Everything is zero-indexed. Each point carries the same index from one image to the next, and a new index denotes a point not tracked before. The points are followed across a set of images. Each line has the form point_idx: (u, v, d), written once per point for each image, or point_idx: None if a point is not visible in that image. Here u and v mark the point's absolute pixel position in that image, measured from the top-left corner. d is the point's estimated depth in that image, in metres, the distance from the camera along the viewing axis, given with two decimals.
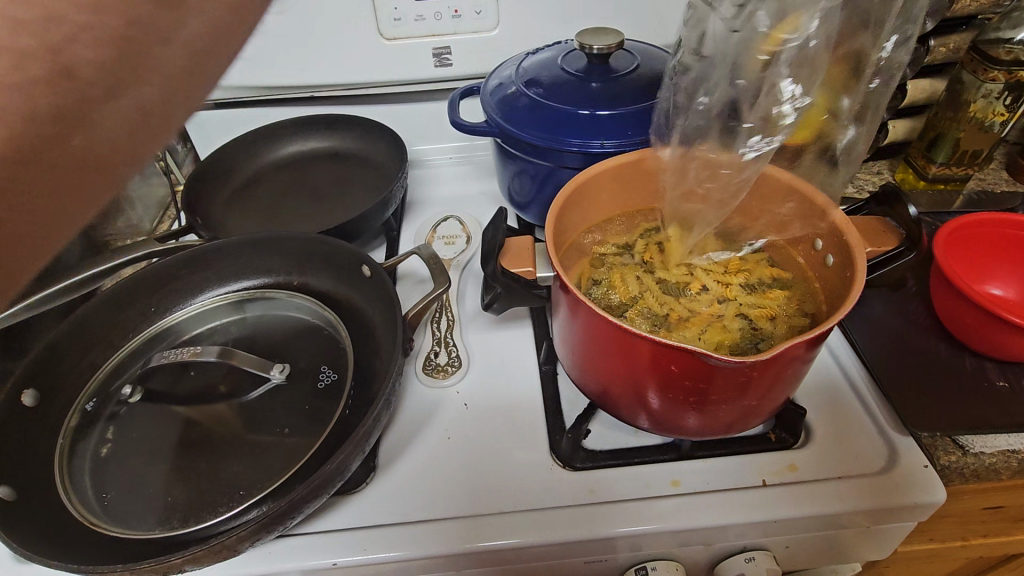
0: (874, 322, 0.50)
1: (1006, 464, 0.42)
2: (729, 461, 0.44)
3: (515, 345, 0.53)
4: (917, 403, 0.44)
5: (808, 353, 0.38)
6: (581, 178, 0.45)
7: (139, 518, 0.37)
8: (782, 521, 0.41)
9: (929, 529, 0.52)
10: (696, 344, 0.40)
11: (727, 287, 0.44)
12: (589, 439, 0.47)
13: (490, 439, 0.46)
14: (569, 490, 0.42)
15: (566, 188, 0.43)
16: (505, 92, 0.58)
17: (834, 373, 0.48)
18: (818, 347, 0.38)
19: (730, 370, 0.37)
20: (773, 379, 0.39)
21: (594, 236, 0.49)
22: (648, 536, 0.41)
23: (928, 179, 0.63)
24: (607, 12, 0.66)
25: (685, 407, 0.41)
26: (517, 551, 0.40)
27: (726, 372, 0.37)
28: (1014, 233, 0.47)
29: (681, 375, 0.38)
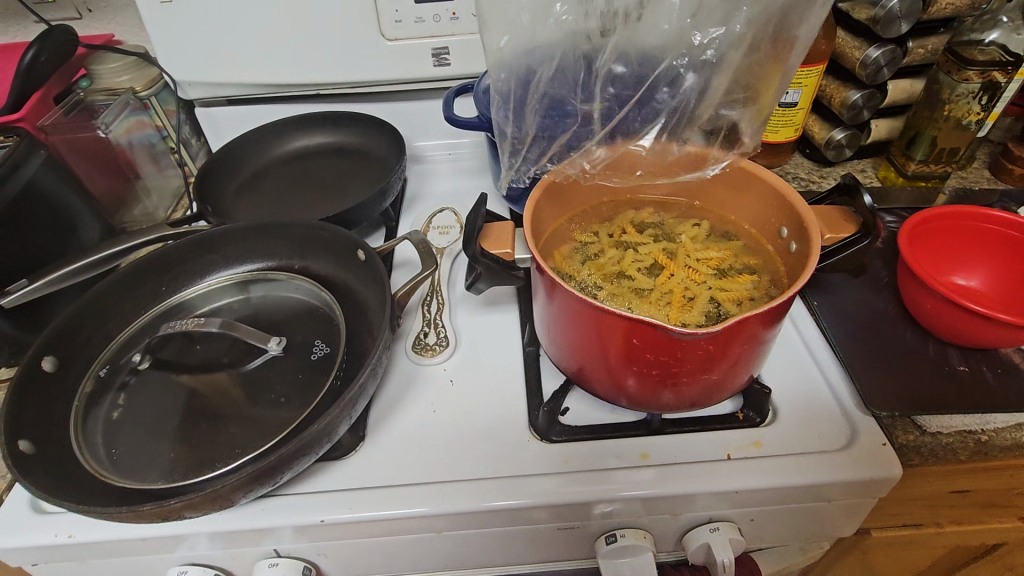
0: (843, 310, 0.52)
1: (963, 444, 0.44)
2: (697, 437, 0.46)
3: (501, 327, 0.56)
4: (879, 386, 0.46)
5: (767, 329, 0.41)
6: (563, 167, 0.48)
7: (146, 473, 0.41)
8: (744, 492, 0.43)
9: (898, 512, 0.54)
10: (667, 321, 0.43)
11: (697, 270, 0.47)
12: (566, 415, 0.49)
13: (471, 410, 0.49)
14: (545, 460, 0.45)
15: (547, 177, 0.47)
16: None
17: (802, 355, 0.50)
18: (775, 324, 0.40)
19: (691, 343, 0.39)
20: (734, 355, 0.41)
21: (577, 223, 0.52)
22: (616, 502, 0.43)
23: (907, 176, 0.65)
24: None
25: (655, 383, 0.43)
26: (492, 514, 0.43)
27: (687, 345, 0.39)
28: (977, 225, 0.49)
29: (646, 349, 0.40)
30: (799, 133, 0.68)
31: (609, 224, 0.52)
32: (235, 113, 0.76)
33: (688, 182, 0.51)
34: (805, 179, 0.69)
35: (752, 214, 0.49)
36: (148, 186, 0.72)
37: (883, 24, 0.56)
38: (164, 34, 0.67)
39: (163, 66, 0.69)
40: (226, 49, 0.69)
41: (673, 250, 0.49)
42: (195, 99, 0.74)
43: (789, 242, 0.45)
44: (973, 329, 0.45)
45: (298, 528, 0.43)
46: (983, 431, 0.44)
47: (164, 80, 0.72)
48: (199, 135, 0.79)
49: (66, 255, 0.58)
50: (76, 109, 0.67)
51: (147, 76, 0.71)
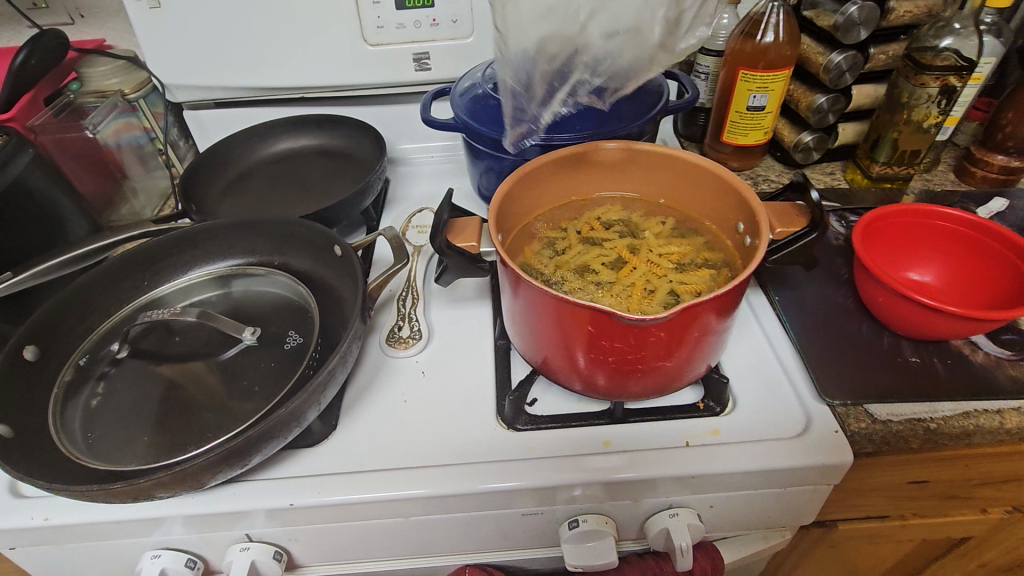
0: (804, 304, 0.54)
1: (913, 431, 0.45)
2: (658, 425, 0.47)
3: (473, 321, 0.58)
4: (834, 376, 0.48)
5: (721, 318, 0.42)
6: (530, 165, 0.49)
7: (122, 456, 0.42)
8: (700, 477, 0.44)
9: (860, 503, 0.55)
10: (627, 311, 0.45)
11: (659, 264, 0.49)
12: (533, 405, 0.50)
13: (440, 399, 0.51)
14: (510, 447, 0.47)
15: (514, 174, 0.48)
16: (474, 93, 0.63)
17: (763, 348, 0.52)
18: (728, 312, 0.42)
19: (644, 331, 0.40)
20: (690, 343, 0.43)
21: (545, 220, 0.54)
22: (576, 487, 0.45)
23: (872, 178, 0.67)
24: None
25: (613, 371, 0.44)
26: (456, 499, 0.45)
27: (641, 333, 0.41)
28: (929, 222, 0.50)
29: (603, 337, 0.42)
30: (768, 136, 0.70)
31: (577, 222, 0.54)
32: (222, 116, 0.78)
33: (653, 181, 0.53)
34: (775, 181, 0.71)
35: (712, 211, 0.51)
36: (136, 186, 0.74)
37: (844, 30, 0.59)
38: (152, 39, 0.69)
39: (153, 69, 0.71)
40: (213, 53, 0.71)
41: (637, 246, 0.51)
42: (183, 102, 0.76)
43: (745, 236, 0.46)
44: (926, 321, 0.47)
45: (269, 511, 0.44)
46: (933, 419, 0.45)
47: (151, 84, 0.75)
48: (187, 137, 0.81)
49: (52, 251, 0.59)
50: (67, 109, 0.70)
51: (135, 79, 0.74)
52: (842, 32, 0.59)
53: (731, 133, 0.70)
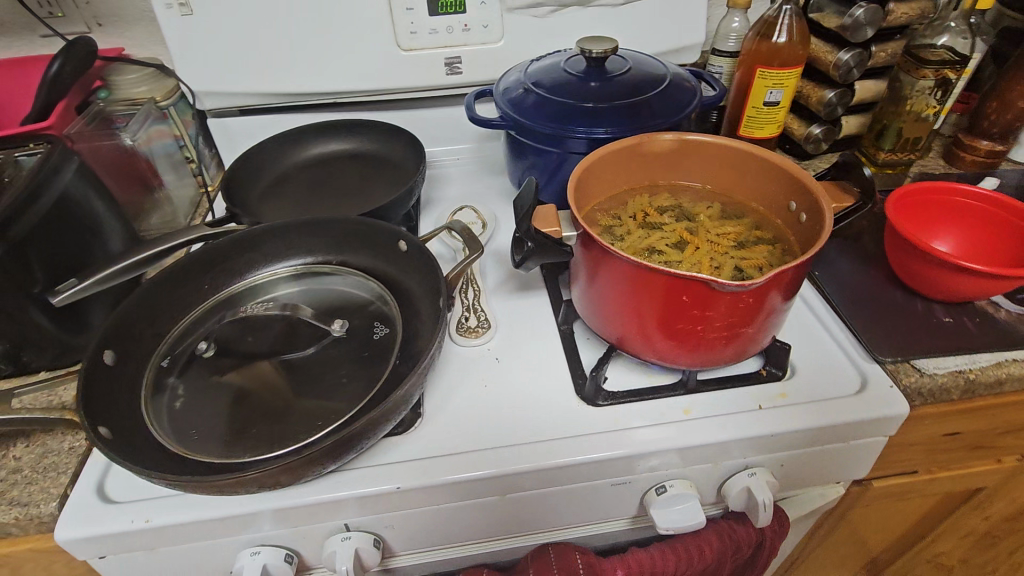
0: (842, 278, 0.59)
1: (956, 382, 0.50)
2: (730, 392, 0.51)
3: (534, 309, 0.60)
4: (881, 337, 0.53)
5: (793, 285, 0.46)
6: (596, 154, 0.52)
7: (225, 450, 0.43)
8: (777, 435, 0.48)
9: (899, 458, 0.60)
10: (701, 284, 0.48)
11: (720, 243, 0.52)
12: (608, 383, 0.53)
13: (519, 383, 0.52)
14: (595, 421, 0.49)
15: (584, 162, 0.51)
16: (514, 93, 0.66)
17: (811, 319, 0.56)
18: (799, 280, 0.46)
19: (726, 298, 0.44)
20: (766, 309, 0.46)
21: (604, 208, 0.57)
22: (664, 453, 0.47)
23: (878, 164, 0.74)
24: (601, 24, 0.75)
25: (689, 338, 0.47)
26: (552, 473, 0.47)
27: (721, 300, 0.44)
28: (948, 198, 0.56)
29: (684, 304, 0.45)
30: (781, 129, 0.76)
31: (633, 209, 0.57)
32: (249, 123, 0.78)
33: (702, 168, 0.57)
34: None
35: (761, 195, 0.55)
36: (169, 195, 0.73)
37: (855, 30, 0.65)
38: (184, 46, 0.69)
39: (182, 77, 0.71)
40: (246, 60, 0.71)
41: (696, 228, 0.54)
42: (210, 110, 0.76)
43: (800, 214, 0.51)
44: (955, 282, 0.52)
45: (371, 497, 0.45)
46: (973, 370, 0.50)
47: (180, 92, 0.75)
48: (211, 144, 0.81)
49: (100, 258, 0.58)
50: (98, 117, 0.68)
51: (164, 87, 0.73)
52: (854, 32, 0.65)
53: (747, 127, 0.75)
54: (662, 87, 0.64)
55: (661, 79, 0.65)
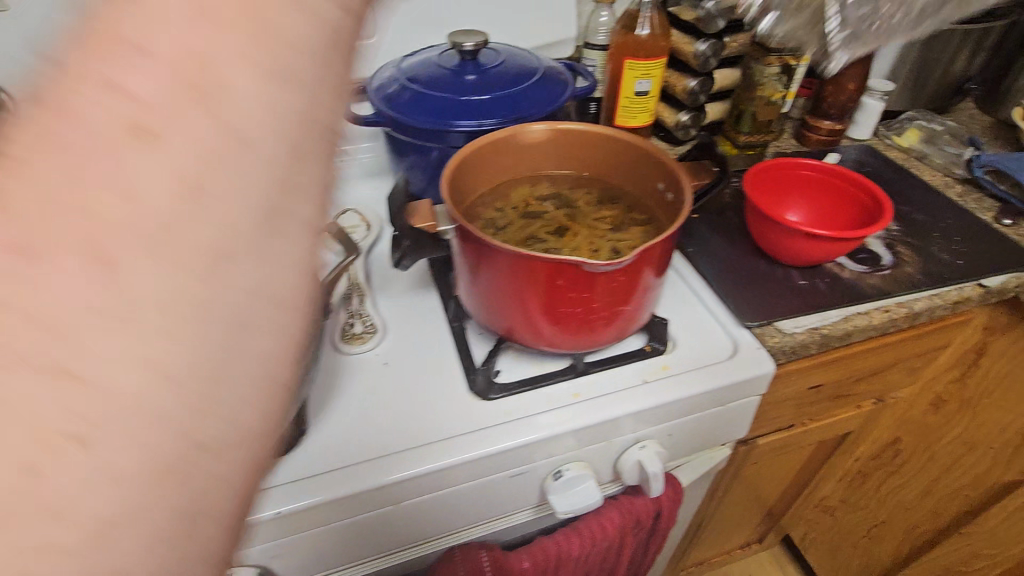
0: (712, 252, 0.62)
1: (812, 338, 0.55)
2: (617, 370, 0.52)
3: (424, 309, 0.58)
4: (747, 304, 0.56)
5: (664, 261, 0.48)
6: (469, 148, 0.52)
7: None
8: (661, 406, 0.50)
9: (776, 415, 0.66)
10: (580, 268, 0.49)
11: (597, 227, 0.54)
12: (501, 375, 0.52)
13: (409, 386, 0.51)
14: (488, 414, 0.48)
15: (456, 156, 0.51)
16: (389, 89, 0.64)
17: (688, 292, 0.59)
18: (668, 255, 0.48)
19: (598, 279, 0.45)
20: (641, 287, 0.48)
21: (484, 202, 0.56)
22: (557, 438, 0.48)
23: (740, 146, 0.80)
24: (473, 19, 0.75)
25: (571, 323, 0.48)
26: (446, 474, 0.46)
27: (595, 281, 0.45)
28: (795, 173, 0.62)
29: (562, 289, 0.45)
30: (653, 118, 0.79)
31: (513, 201, 0.57)
32: None
33: (575, 157, 0.59)
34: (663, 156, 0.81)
35: (631, 178, 0.57)
36: None
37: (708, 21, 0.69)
38: None
39: None
40: None
41: (573, 215, 0.55)
42: None
43: (665, 194, 0.53)
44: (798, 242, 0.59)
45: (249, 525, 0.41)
46: (826, 326, 0.55)
47: None
48: None
49: None
50: None
51: None
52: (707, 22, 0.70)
53: (623, 117, 0.78)
54: (536, 78, 0.65)
55: (535, 71, 0.66)
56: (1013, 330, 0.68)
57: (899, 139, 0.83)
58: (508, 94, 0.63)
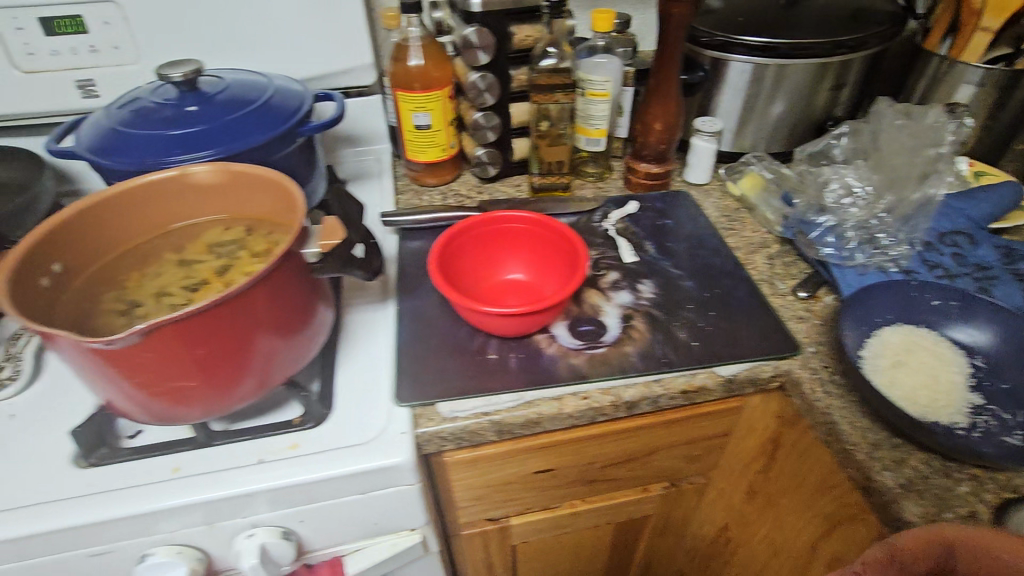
0: (422, 309, 0.56)
1: (480, 426, 0.47)
2: (242, 443, 0.47)
3: (65, 394, 0.51)
4: (416, 376, 0.50)
5: (271, 335, 0.45)
6: (123, 185, 0.50)
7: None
8: (280, 489, 0.44)
9: (501, 497, 0.58)
10: None
11: (219, 275, 0.49)
12: (134, 438, 0.49)
13: (19, 445, 0.47)
14: (74, 484, 0.44)
15: (99, 193, 0.49)
16: (142, 105, 0.60)
17: (373, 358, 0.53)
18: (271, 331, 0.45)
19: (253, 295, 0.42)
20: (236, 372, 0.44)
21: (154, 242, 0.53)
22: (154, 517, 0.43)
23: (535, 188, 0.72)
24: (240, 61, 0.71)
25: (229, 363, 0.43)
26: (17, 542, 0.42)
27: (252, 299, 0.43)
28: (509, 226, 0.53)
29: (179, 348, 0.40)
30: (553, 184, 0.72)
31: (183, 246, 0.53)
32: None
33: (248, 204, 0.54)
34: (461, 197, 0.75)
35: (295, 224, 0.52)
36: None
37: (469, 37, 0.62)
38: None
39: None
40: None
41: (243, 268, 0.50)
42: None
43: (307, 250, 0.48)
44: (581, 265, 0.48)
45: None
46: (503, 410, 0.48)
47: None
48: None
49: None
50: None
51: None
52: (466, 36, 0.62)
53: (413, 151, 0.73)
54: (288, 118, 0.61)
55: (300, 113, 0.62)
56: (796, 426, 0.55)
57: (735, 185, 0.73)
58: (235, 126, 0.59)
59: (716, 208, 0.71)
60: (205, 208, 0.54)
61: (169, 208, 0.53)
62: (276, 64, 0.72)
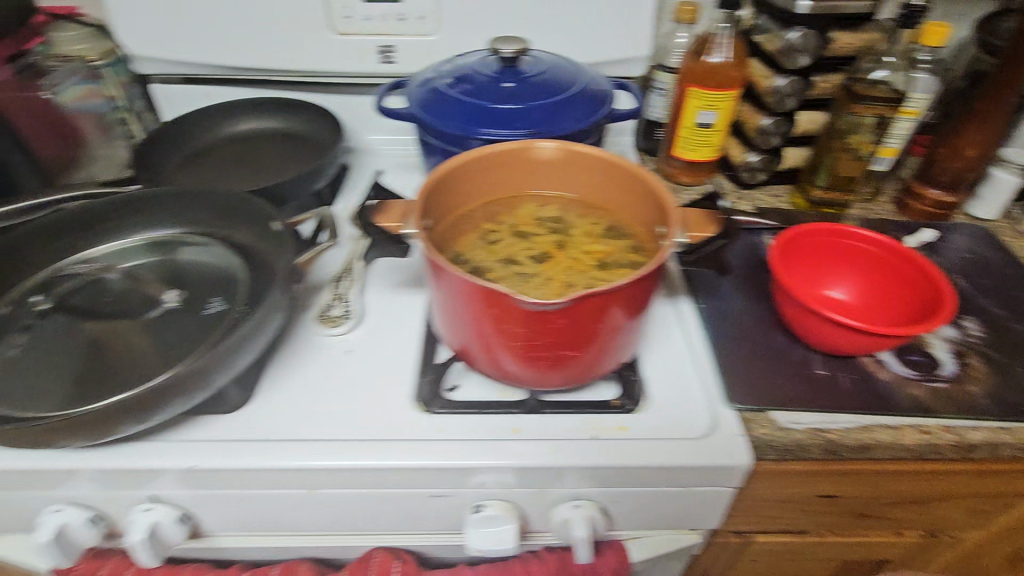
0: (725, 311, 0.56)
1: (814, 441, 0.46)
2: (572, 417, 0.48)
3: (387, 339, 0.55)
4: (741, 378, 0.50)
5: (630, 326, 0.45)
6: (483, 151, 0.52)
7: (46, 404, 0.44)
8: (616, 468, 0.45)
9: (771, 515, 0.56)
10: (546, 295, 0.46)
11: (563, 252, 0.50)
12: (457, 391, 0.51)
13: (361, 382, 0.51)
14: (422, 427, 0.47)
15: (464, 156, 0.51)
16: (465, 77, 0.62)
17: (682, 355, 0.53)
18: (633, 322, 0.45)
19: (640, 287, 0.42)
20: (595, 350, 0.45)
21: (486, 210, 0.55)
22: (498, 473, 0.46)
23: (813, 201, 0.69)
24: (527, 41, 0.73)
25: (593, 342, 0.44)
26: (379, 472, 0.45)
27: (637, 290, 0.42)
28: (849, 242, 0.53)
29: (566, 319, 0.41)
30: (831, 200, 0.68)
31: (513, 216, 0.55)
32: (191, 91, 0.78)
33: (578, 184, 0.55)
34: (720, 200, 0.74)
35: (632, 212, 0.53)
36: (95, 153, 0.74)
37: (795, 38, 0.61)
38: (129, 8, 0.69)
39: (117, 36, 0.71)
40: (199, 31, 0.71)
41: (585, 250, 0.51)
42: (151, 75, 0.77)
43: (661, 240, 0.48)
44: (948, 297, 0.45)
45: (150, 473, 0.44)
46: (838, 429, 0.46)
47: (119, 53, 0.73)
48: (153, 108, 0.81)
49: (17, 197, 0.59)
50: (29, 72, 0.68)
51: (102, 47, 0.71)
52: (790, 38, 0.61)
53: (681, 148, 0.71)
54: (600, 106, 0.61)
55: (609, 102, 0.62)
56: None
57: None
58: (555, 107, 0.60)
59: (1014, 248, 0.65)
60: (536, 183, 0.55)
61: (506, 179, 0.55)
62: (559, 47, 0.73)
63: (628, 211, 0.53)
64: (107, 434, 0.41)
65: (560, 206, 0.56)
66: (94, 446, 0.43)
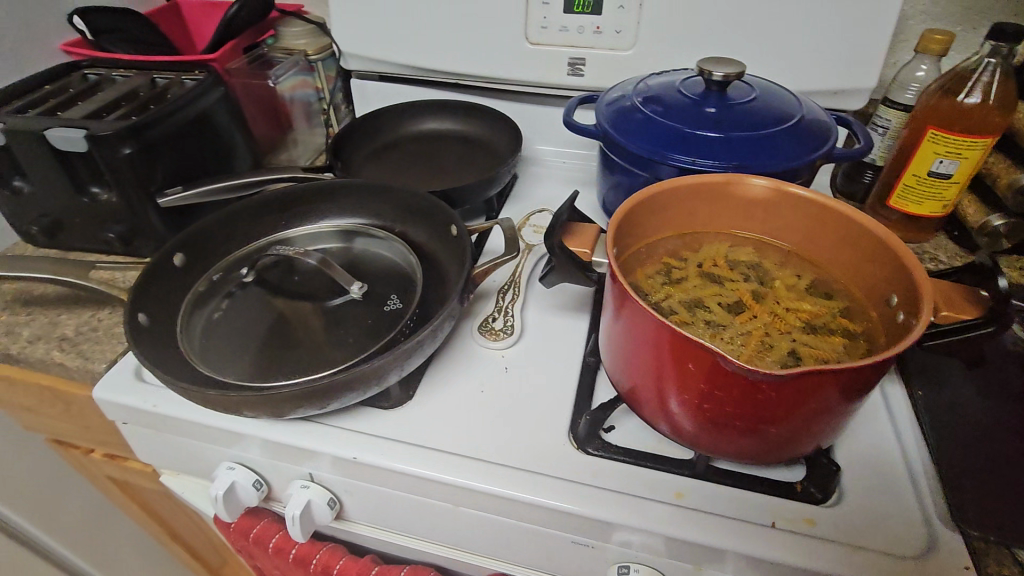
0: (951, 404, 0.46)
1: None
2: (746, 494, 0.42)
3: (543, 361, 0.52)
4: (974, 496, 0.40)
5: (842, 408, 0.38)
6: (686, 180, 0.47)
7: (239, 370, 0.47)
8: (797, 569, 0.38)
9: None
10: (741, 350, 0.41)
11: (764, 304, 0.44)
12: (611, 433, 0.47)
13: (515, 404, 0.49)
14: (573, 466, 0.44)
15: (664, 183, 0.47)
16: (662, 97, 0.58)
17: (890, 447, 0.45)
18: (849, 404, 0.38)
19: (874, 369, 0.35)
20: (796, 428, 0.38)
21: (674, 242, 0.50)
22: (652, 539, 0.41)
23: None
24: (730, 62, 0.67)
25: (794, 418, 0.38)
26: (525, 507, 0.43)
27: (868, 372, 0.35)
28: None
29: (771, 390, 0.35)
30: None
31: (702, 252, 0.50)
32: (385, 88, 0.83)
33: (788, 230, 0.49)
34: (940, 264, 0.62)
35: (854, 270, 0.46)
36: (298, 138, 0.81)
37: None
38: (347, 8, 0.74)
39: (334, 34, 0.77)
40: (403, 32, 0.75)
41: (790, 305, 0.44)
42: (353, 70, 0.82)
43: (898, 311, 0.40)
44: None
45: (309, 452, 0.46)
46: None
47: (332, 50, 0.81)
48: (348, 102, 0.87)
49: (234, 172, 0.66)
50: (258, 62, 0.76)
51: (318, 43, 0.80)
52: None
53: (900, 198, 0.61)
54: (813, 143, 0.54)
55: (824, 141, 0.55)
56: None
57: None
58: (761, 140, 0.54)
59: None
60: (736, 220, 0.50)
61: (703, 213, 0.50)
62: (765, 71, 0.66)
63: (846, 270, 0.46)
64: (285, 413, 0.43)
65: (760, 250, 0.50)
66: (271, 420, 0.45)
